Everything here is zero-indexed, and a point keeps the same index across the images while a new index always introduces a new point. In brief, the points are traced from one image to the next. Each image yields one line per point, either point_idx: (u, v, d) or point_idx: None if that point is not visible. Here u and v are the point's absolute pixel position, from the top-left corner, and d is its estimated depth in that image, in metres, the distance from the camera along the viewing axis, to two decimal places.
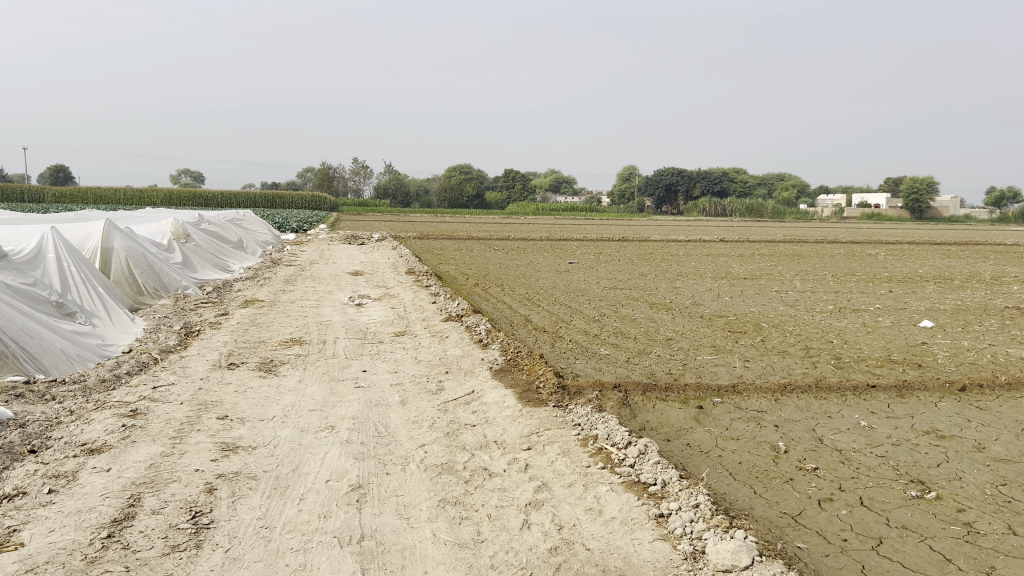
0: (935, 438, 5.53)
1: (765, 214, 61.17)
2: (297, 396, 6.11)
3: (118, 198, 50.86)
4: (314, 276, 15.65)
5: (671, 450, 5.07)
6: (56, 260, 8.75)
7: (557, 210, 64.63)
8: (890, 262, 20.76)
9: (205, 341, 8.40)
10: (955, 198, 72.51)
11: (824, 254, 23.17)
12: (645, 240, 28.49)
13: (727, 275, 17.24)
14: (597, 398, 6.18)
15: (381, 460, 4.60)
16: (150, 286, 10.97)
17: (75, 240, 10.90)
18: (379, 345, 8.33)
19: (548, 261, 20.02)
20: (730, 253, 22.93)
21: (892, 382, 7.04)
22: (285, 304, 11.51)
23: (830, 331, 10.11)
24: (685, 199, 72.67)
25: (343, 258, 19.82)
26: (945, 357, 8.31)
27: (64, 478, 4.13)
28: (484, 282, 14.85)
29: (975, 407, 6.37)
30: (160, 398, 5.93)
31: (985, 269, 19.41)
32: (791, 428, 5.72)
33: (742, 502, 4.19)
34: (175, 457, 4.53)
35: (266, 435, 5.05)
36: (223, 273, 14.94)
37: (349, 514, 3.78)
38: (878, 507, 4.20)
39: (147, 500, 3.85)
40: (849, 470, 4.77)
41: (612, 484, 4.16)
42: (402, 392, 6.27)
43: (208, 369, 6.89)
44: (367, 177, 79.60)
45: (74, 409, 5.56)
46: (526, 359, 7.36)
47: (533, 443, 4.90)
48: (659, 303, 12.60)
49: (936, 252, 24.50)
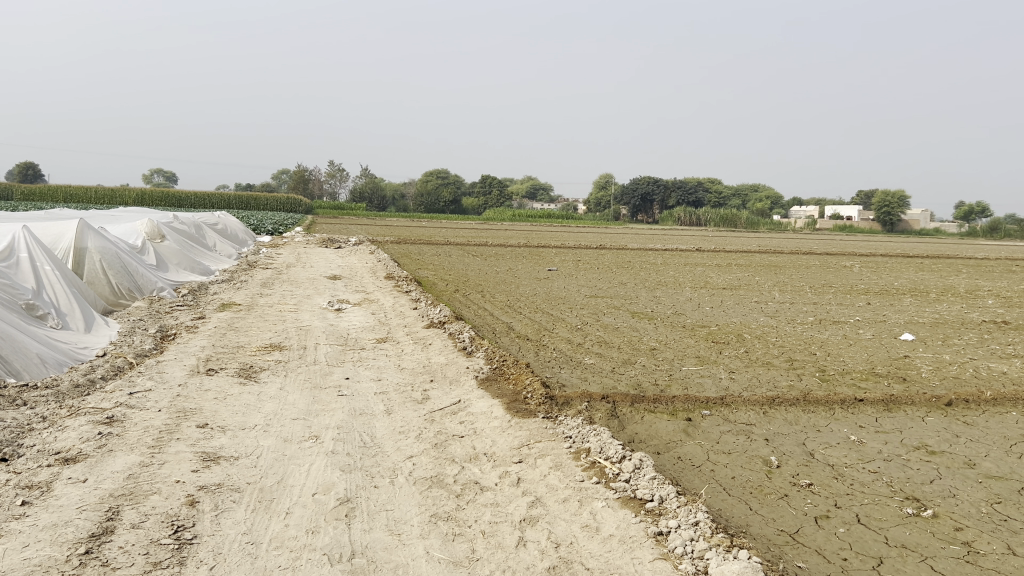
0: (925, 453, 5.51)
1: (739, 224, 61.58)
2: (279, 404, 5.95)
3: (89, 196, 50.07)
4: (291, 279, 15.43)
5: (663, 463, 4.99)
6: (28, 259, 8.53)
7: (533, 215, 64.57)
8: (865, 274, 20.90)
9: (182, 345, 8.21)
10: (925, 211, 73.48)
11: (800, 265, 23.34)
12: (622, 248, 28.58)
13: (706, 285, 17.29)
14: (586, 409, 6.09)
15: (368, 472, 4.47)
16: (124, 287, 10.77)
17: (47, 240, 10.63)
18: (362, 351, 8.18)
19: (526, 268, 19.94)
20: (707, 263, 23.00)
21: (879, 395, 7.03)
22: (263, 308, 11.33)
23: (812, 342, 10.11)
24: (661, 208, 73.16)
25: (319, 261, 19.60)
26: (929, 371, 8.32)
27: (37, 489, 3.97)
28: (464, 288, 14.76)
29: (962, 423, 6.36)
30: (136, 404, 5.75)
31: (959, 282, 19.58)
32: (781, 441, 5.67)
33: (738, 518, 4.12)
34: (154, 467, 4.37)
35: (248, 445, 4.90)
36: (199, 275, 14.72)
37: (338, 529, 3.65)
38: (876, 525, 4.14)
39: (126, 513, 3.69)
40: (843, 486, 4.72)
41: (607, 500, 4.07)
42: (387, 401, 6.13)
43: (185, 376, 6.71)
44: (343, 181, 79.08)
45: (47, 416, 5.37)
46: (512, 368, 7.25)
47: (524, 455, 4.80)
48: (640, 312, 12.55)
49: (910, 265, 24.79)
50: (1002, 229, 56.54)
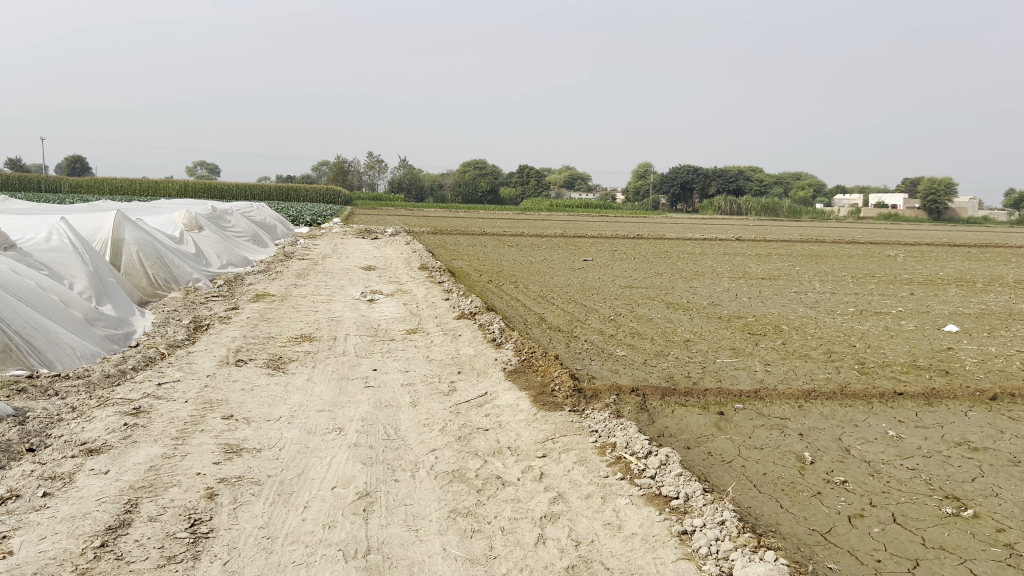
0: (967, 450, 5.31)
1: (781, 213, 60.60)
2: (305, 395, 5.92)
3: (133, 188, 50.90)
4: (326, 270, 15.48)
5: (692, 459, 4.87)
6: (72, 245, 8.63)
7: (570, 206, 64.28)
8: (909, 264, 20.41)
9: (214, 336, 8.26)
10: (973, 199, 71.77)
11: (843, 255, 22.87)
12: (661, 238, 28.24)
13: (744, 275, 17.01)
14: (614, 402, 5.98)
15: (390, 465, 4.42)
16: (161, 278, 10.83)
17: (85, 231, 10.75)
18: (391, 342, 8.14)
19: (562, 259, 19.78)
20: (746, 253, 22.64)
21: (920, 389, 6.80)
22: (296, 299, 11.37)
23: (852, 334, 9.86)
24: (701, 197, 72.40)
25: (355, 251, 19.71)
26: (973, 364, 8.06)
27: (60, 480, 3.98)
28: (498, 279, 14.70)
29: (1006, 418, 6.13)
30: (164, 395, 5.76)
31: (1007, 272, 19.01)
32: (816, 436, 5.50)
33: (768, 517, 3.99)
34: (176, 459, 4.36)
35: (272, 437, 4.87)
36: (238, 265, 14.81)
37: (355, 524, 3.60)
38: (913, 525, 3.98)
39: (144, 506, 3.67)
40: (879, 483, 4.56)
41: (632, 497, 3.96)
42: (413, 393, 6.08)
43: (214, 366, 6.72)
44: (382, 172, 79.33)
45: (76, 406, 5.40)
46: (541, 360, 7.15)
47: (548, 449, 4.71)
48: (675, 303, 12.36)
49: (957, 254, 24.11)
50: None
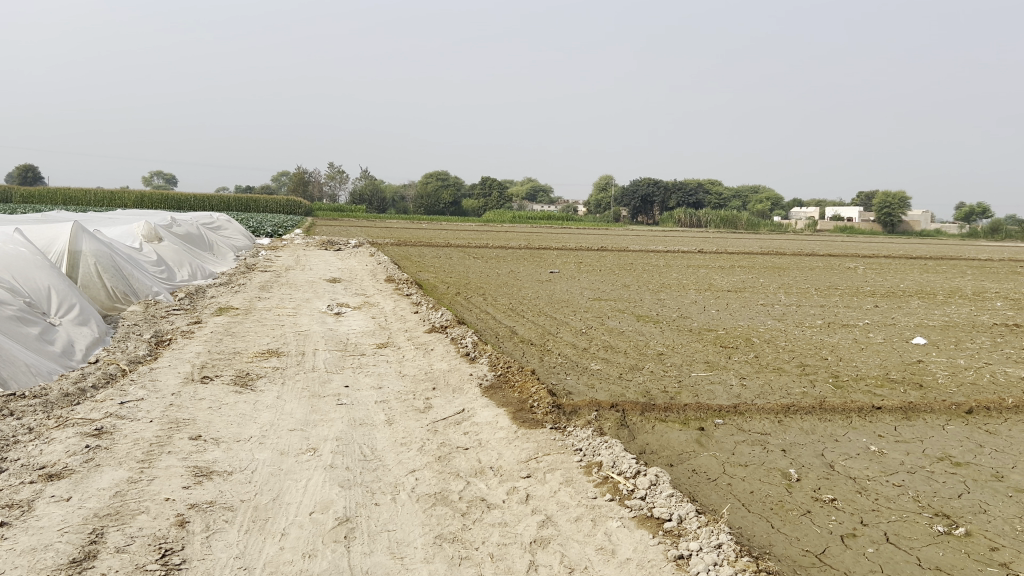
0: (950, 465, 5.28)
1: (740, 225, 61.34)
2: (275, 414, 5.71)
3: (88, 199, 49.85)
4: (290, 282, 15.17)
5: (678, 477, 4.76)
6: (30, 257, 8.38)
7: (532, 216, 64.35)
8: (870, 276, 20.64)
9: (177, 351, 7.99)
10: (925, 213, 73.34)
11: (805, 267, 23.10)
12: (625, 250, 28.33)
13: (710, 287, 17.07)
14: (594, 419, 5.86)
15: (369, 488, 4.24)
16: (120, 291, 10.47)
17: (40, 242, 10.41)
18: (362, 357, 7.94)
19: (530, 271, 19.65)
20: (710, 265, 22.73)
21: (897, 403, 6.78)
22: (260, 312, 11.10)
23: (823, 347, 9.87)
24: (662, 210, 73.03)
25: (318, 263, 19.46)
26: (945, 377, 8.09)
27: (18, 509, 3.74)
28: (466, 292, 14.53)
29: (984, 431, 6.13)
30: (127, 415, 5.51)
31: (965, 284, 19.35)
32: (799, 452, 5.44)
33: (761, 538, 3.89)
34: (142, 483, 4.14)
35: (243, 459, 4.67)
36: (199, 278, 14.46)
37: (337, 553, 3.42)
38: (907, 545, 3.91)
39: (111, 535, 3.46)
40: (868, 501, 4.49)
41: (623, 520, 3.84)
42: (388, 410, 5.90)
43: (179, 384, 6.47)
44: (343, 182, 78.75)
45: (33, 427, 5.14)
46: (517, 375, 7.00)
47: (532, 469, 4.57)
48: (645, 316, 12.30)
49: (917, 267, 24.47)
50: (1004, 230, 56.47)
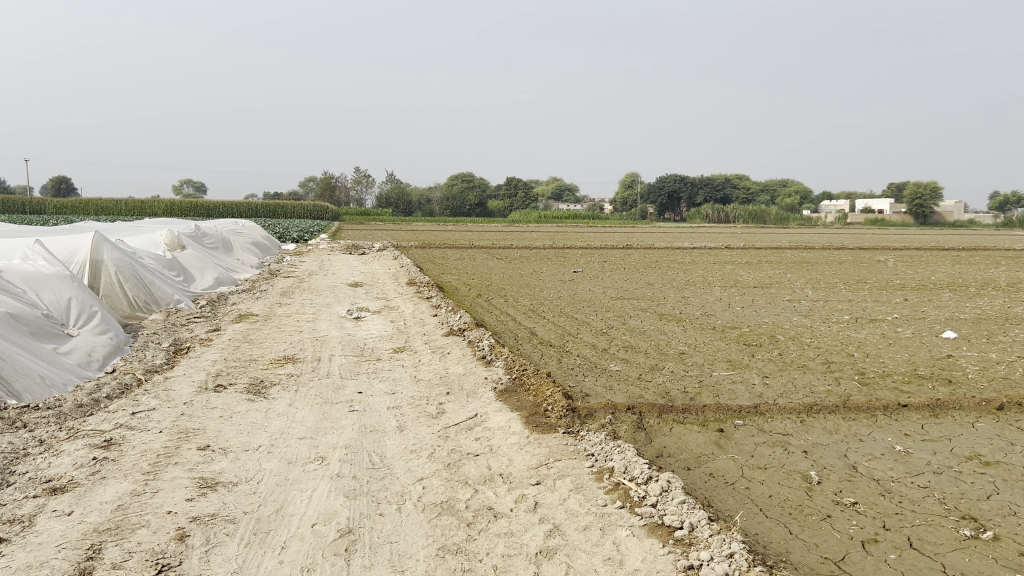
0: (978, 464, 5.09)
1: (768, 219, 60.65)
2: (286, 422, 5.65)
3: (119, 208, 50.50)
4: (312, 287, 15.17)
5: (693, 481, 4.63)
6: (48, 270, 8.38)
7: (557, 216, 64.12)
8: (900, 268, 20.26)
9: (194, 359, 7.98)
10: (959, 203, 72.02)
11: (834, 261, 22.71)
12: (649, 248, 28.09)
13: (736, 283, 16.83)
14: (610, 422, 5.74)
15: (375, 498, 4.15)
16: (141, 299, 10.51)
17: (62, 254, 10.49)
18: (377, 363, 7.87)
19: (552, 271, 19.52)
20: (737, 261, 22.41)
21: (924, 400, 6.57)
22: (281, 318, 11.08)
23: (849, 343, 9.64)
24: (688, 207, 72.40)
25: (342, 267, 19.51)
26: (975, 372, 7.85)
27: (19, 524, 3.71)
28: (487, 293, 14.43)
29: (1014, 429, 5.91)
30: (137, 426, 5.48)
31: (999, 275, 18.90)
32: (821, 453, 5.27)
33: (777, 545, 3.76)
34: (146, 496, 4.09)
35: (249, 469, 4.61)
36: (222, 285, 14.52)
37: (336, 567, 3.34)
38: (931, 550, 3.74)
39: (108, 551, 3.41)
40: (892, 504, 4.32)
41: (633, 528, 3.73)
42: (399, 416, 5.82)
43: (193, 393, 6.43)
44: (370, 186, 79.07)
45: (44, 439, 5.12)
46: (533, 378, 6.88)
47: (542, 476, 4.46)
48: (668, 314, 12.14)
49: (950, 259, 23.93)
50: None
